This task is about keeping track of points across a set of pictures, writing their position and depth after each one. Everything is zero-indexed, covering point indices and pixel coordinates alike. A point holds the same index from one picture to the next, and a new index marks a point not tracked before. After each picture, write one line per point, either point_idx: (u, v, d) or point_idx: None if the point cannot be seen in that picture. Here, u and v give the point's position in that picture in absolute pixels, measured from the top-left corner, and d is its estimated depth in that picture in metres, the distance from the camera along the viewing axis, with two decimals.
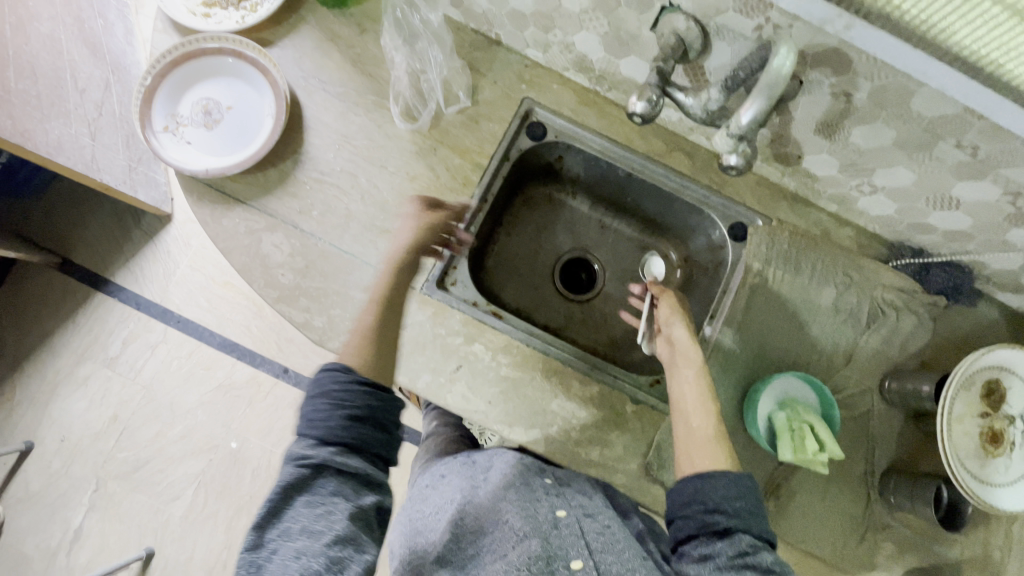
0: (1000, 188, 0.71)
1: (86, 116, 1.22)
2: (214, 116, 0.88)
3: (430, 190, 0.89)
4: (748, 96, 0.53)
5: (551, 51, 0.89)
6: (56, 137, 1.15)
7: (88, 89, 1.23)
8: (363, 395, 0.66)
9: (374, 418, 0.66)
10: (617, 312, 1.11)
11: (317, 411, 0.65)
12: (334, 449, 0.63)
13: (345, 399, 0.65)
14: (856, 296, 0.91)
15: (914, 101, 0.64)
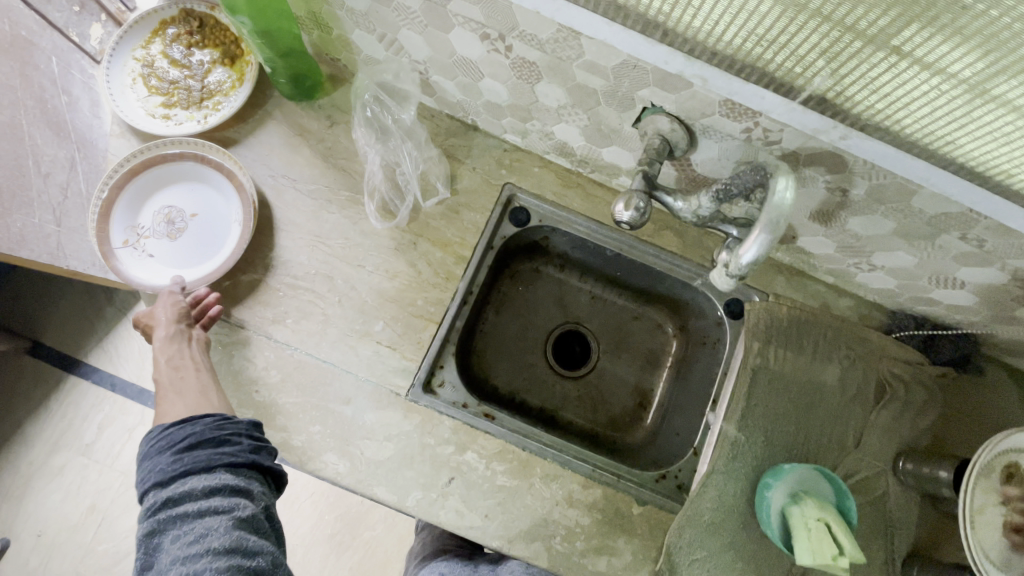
0: (1007, 274, 0.68)
1: (52, 202, 1.05)
2: (178, 224, 0.83)
3: (411, 287, 0.85)
4: (751, 228, 0.48)
5: (529, 137, 0.85)
6: (20, 229, 0.95)
7: (53, 173, 1.06)
8: (181, 429, 0.73)
9: (208, 439, 0.71)
10: (615, 388, 1.05)
11: (150, 466, 0.72)
12: (168, 483, 0.69)
13: (179, 439, 0.72)
14: (862, 372, 0.87)
15: (916, 199, 0.61)
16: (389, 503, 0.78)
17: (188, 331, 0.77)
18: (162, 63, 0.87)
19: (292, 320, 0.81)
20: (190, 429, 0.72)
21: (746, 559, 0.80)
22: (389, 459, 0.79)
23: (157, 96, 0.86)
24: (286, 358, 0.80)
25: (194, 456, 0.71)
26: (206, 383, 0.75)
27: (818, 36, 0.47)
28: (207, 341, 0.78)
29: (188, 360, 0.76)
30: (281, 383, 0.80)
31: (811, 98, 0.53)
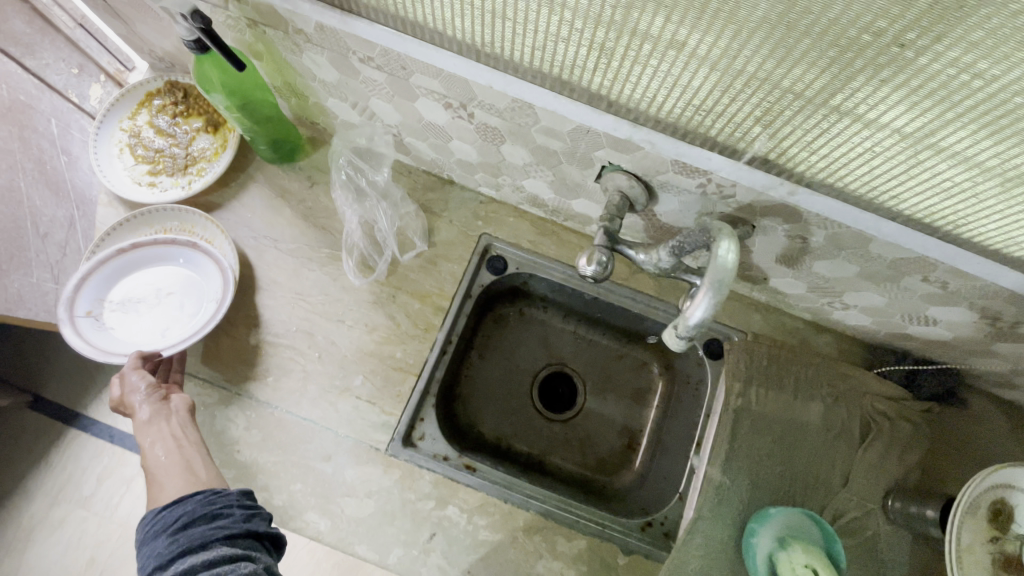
0: (976, 313, 0.68)
1: (51, 261, 0.90)
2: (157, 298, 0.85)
3: (390, 340, 0.86)
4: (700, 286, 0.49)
5: (502, 190, 0.87)
6: (16, 289, 0.84)
7: (54, 230, 0.91)
8: (170, 512, 0.67)
9: (201, 514, 0.66)
10: (602, 429, 1.05)
11: (146, 558, 0.64)
12: (165, 568, 0.62)
13: (168, 521, 0.66)
14: (845, 409, 0.87)
15: (874, 246, 0.62)
16: (371, 561, 0.77)
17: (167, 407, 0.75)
18: (148, 133, 0.91)
19: (273, 378, 0.83)
20: (180, 507, 0.67)
21: None
22: (370, 516, 0.79)
23: (143, 164, 0.90)
24: (267, 417, 0.81)
25: (188, 536, 0.64)
26: (189, 458, 0.72)
27: (751, 106, 0.49)
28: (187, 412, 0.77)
29: (171, 434, 0.73)
30: (262, 442, 0.80)
31: (755, 158, 0.56)
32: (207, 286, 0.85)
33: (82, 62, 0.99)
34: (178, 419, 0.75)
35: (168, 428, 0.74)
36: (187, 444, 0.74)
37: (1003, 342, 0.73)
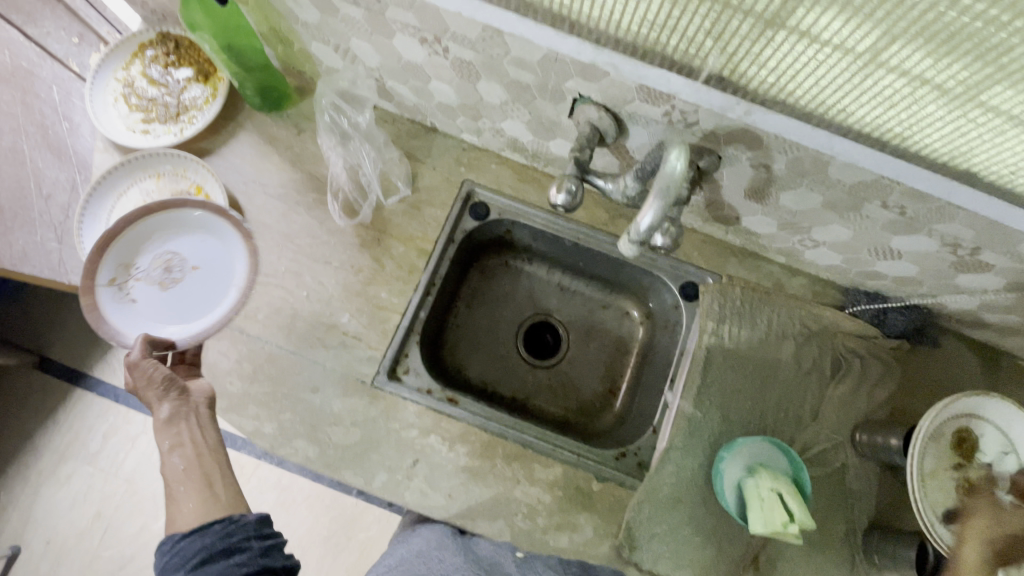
0: (936, 240, 0.70)
1: (54, 222, 1.03)
2: (175, 273, 0.85)
3: (375, 281, 0.89)
4: (649, 199, 0.53)
5: (483, 135, 0.89)
6: (20, 247, 0.98)
7: (56, 194, 1.05)
8: (185, 542, 0.64)
9: (219, 550, 0.63)
10: (585, 375, 1.08)
11: None
12: None
13: (182, 548, 0.64)
14: (817, 347, 0.89)
15: (832, 170, 0.64)
16: (357, 485, 0.82)
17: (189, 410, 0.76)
18: (141, 83, 0.94)
19: (264, 315, 0.87)
20: (196, 536, 0.64)
21: (705, 533, 0.82)
22: (356, 443, 0.83)
23: (137, 113, 0.93)
24: (258, 351, 0.85)
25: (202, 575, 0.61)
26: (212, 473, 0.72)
27: (702, 18, 0.51)
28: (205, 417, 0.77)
29: (189, 441, 0.74)
30: (252, 374, 0.84)
31: (711, 77, 0.58)
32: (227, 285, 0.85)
33: (81, 31, 1.11)
34: (196, 420, 0.76)
35: (188, 430, 0.75)
36: (206, 453, 0.74)
37: (966, 273, 0.75)
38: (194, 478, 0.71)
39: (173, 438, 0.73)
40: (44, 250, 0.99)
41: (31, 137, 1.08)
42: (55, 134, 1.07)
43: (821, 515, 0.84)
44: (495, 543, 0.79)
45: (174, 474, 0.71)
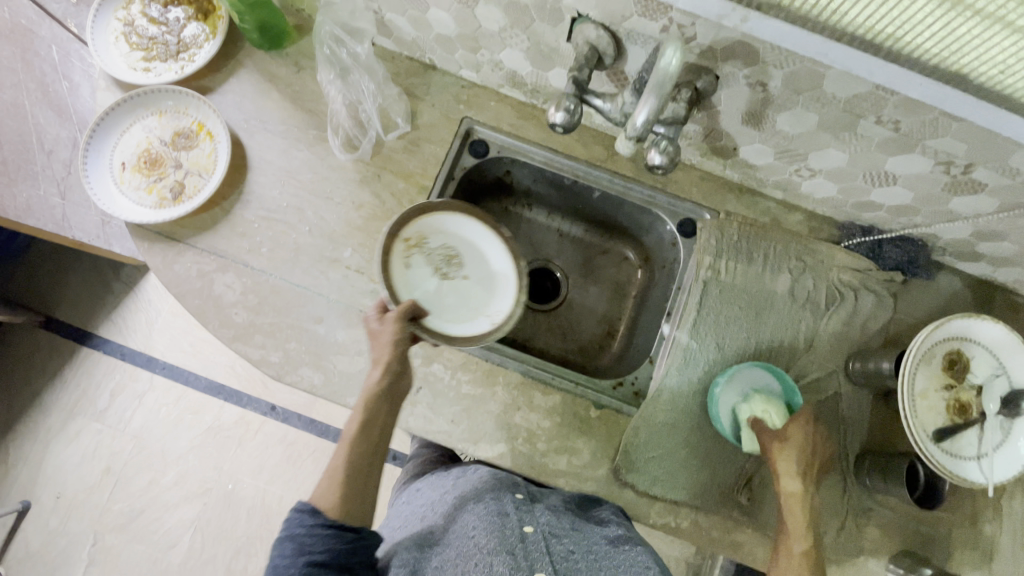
0: (930, 159, 0.71)
1: (56, 177, 1.04)
2: (451, 269, 0.84)
3: (376, 216, 0.90)
4: (643, 97, 0.56)
5: (482, 70, 0.90)
6: (25, 200, 1.01)
7: (59, 150, 1.07)
8: (314, 538, 0.63)
9: (335, 560, 0.62)
10: (585, 318, 1.09)
11: (281, 553, 0.63)
12: None
13: (306, 542, 0.63)
14: (812, 280, 0.91)
15: (827, 84, 0.65)
16: None
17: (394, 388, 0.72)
18: (141, 22, 0.94)
19: (267, 249, 0.88)
20: (325, 537, 0.63)
21: (700, 456, 0.84)
22: (360, 372, 0.85)
23: (137, 51, 0.93)
24: (262, 283, 0.87)
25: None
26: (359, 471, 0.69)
27: None
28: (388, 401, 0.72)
29: (380, 419, 0.71)
30: (258, 306, 0.86)
31: None
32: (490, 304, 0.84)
33: None
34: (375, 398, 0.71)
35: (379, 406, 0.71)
36: (377, 442, 0.71)
37: (960, 195, 0.76)
38: (341, 468, 0.68)
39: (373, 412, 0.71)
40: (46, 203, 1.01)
41: (31, 94, 1.08)
42: (56, 94, 1.09)
43: None
44: (491, 470, 0.84)
45: (346, 452, 0.69)
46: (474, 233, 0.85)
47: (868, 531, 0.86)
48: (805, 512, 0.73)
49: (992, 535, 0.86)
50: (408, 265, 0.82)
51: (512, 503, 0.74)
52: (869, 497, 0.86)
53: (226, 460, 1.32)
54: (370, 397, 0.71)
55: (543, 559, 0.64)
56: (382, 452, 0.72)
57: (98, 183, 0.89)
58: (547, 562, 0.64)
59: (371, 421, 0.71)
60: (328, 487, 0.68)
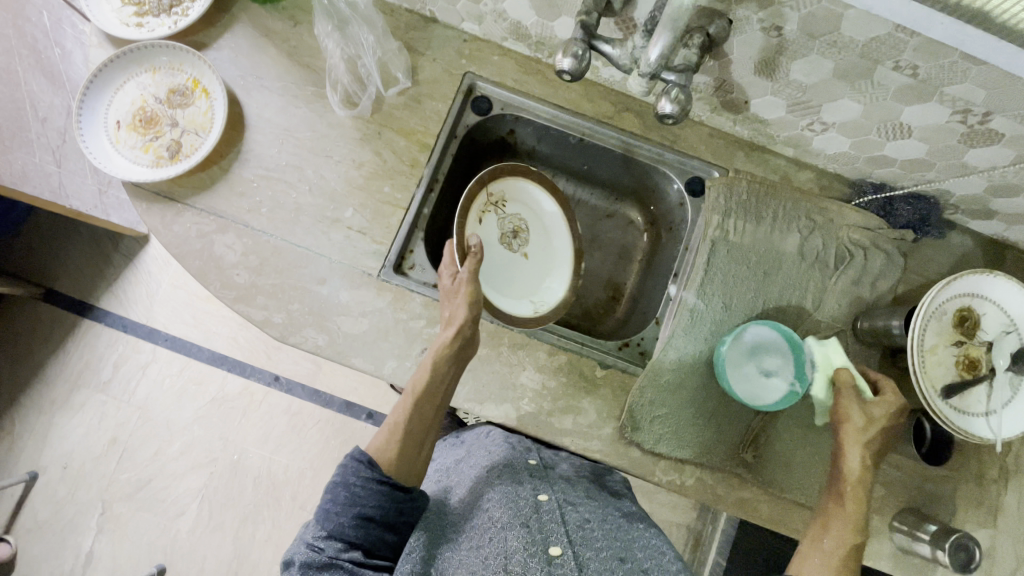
0: (948, 107, 0.68)
1: (52, 146, 0.98)
2: (518, 241, 0.97)
3: (377, 175, 0.88)
4: (657, 31, 0.55)
5: (485, 22, 0.87)
6: (20, 167, 0.95)
7: (53, 117, 0.99)
8: (367, 493, 0.65)
9: (383, 518, 0.65)
10: (591, 282, 1.07)
11: (330, 502, 0.65)
12: (330, 541, 0.63)
13: (359, 494, 0.65)
14: (821, 239, 0.89)
15: (844, 26, 0.62)
16: (367, 371, 0.84)
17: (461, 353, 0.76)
18: None
19: (267, 209, 0.86)
20: (378, 494, 0.65)
21: (707, 415, 0.84)
22: (365, 332, 0.84)
23: (129, 6, 0.90)
24: (263, 244, 0.85)
25: (362, 530, 0.64)
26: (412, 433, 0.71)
27: None
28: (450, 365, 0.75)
29: (444, 381, 0.75)
30: (259, 266, 0.85)
31: None
32: (537, 295, 0.95)
33: None
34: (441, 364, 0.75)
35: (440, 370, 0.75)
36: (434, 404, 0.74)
37: (976, 147, 0.73)
38: (404, 424, 0.71)
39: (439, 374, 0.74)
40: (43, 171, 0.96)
41: (23, 59, 0.98)
42: (48, 61, 0.99)
43: None
44: (504, 434, 0.86)
45: (411, 403, 0.73)
46: (546, 215, 0.98)
47: (873, 489, 0.86)
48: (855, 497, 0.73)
49: (996, 493, 0.86)
50: (482, 216, 0.92)
51: (526, 471, 0.75)
52: (875, 456, 0.86)
53: (230, 429, 1.32)
54: (440, 352, 0.74)
55: (557, 529, 0.65)
56: (438, 416, 0.75)
57: (93, 141, 0.87)
58: (561, 531, 0.64)
59: (434, 386, 0.74)
60: (389, 440, 0.70)
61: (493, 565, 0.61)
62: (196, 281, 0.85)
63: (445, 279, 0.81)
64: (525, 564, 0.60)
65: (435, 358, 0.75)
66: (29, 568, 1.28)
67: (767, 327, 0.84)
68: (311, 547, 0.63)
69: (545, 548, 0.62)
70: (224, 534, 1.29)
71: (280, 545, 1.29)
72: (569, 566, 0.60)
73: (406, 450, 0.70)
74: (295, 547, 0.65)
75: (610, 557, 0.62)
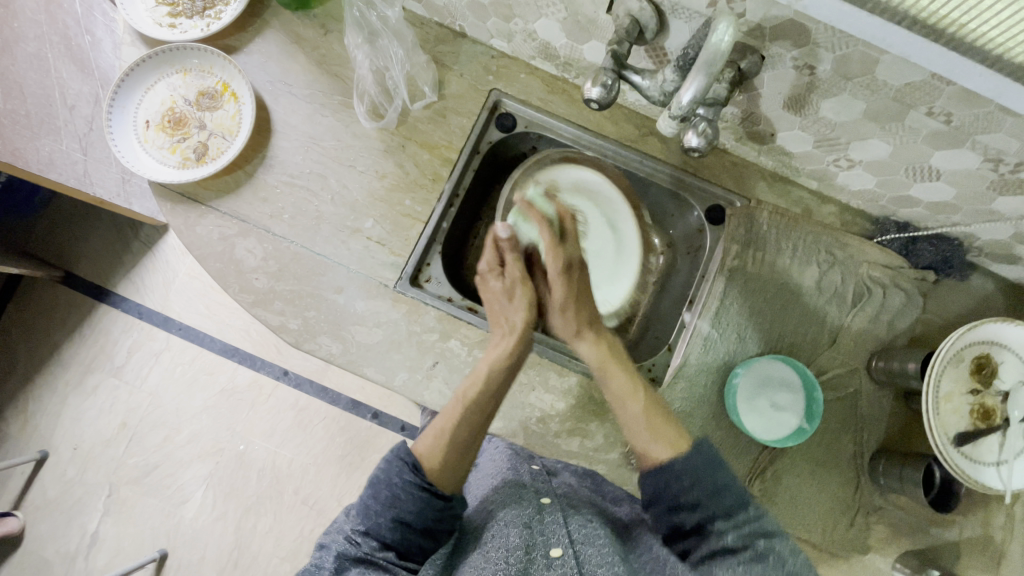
0: (979, 155, 0.67)
1: (79, 133, 0.96)
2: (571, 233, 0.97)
3: (399, 188, 0.89)
4: (690, 73, 0.56)
5: (514, 40, 0.87)
6: (48, 154, 0.94)
7: (80, 105, 0.97)
8: (407, 497, 0.63)
9: (420, 523, 0.63)
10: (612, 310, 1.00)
11: (370, 499, 0.64)
12: (367, 539, 0.61)
13: (398, 498, 0.63)
14: (841, 275, 0.88)
15: (879, 70, 0.62)
16: (378, 382, 0.85)
17: (512, 356, 0.78)
18: None
19: (288, 215, 0.88)
20: (418, 501, 0.63)
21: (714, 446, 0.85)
22: (378, 343, 0.85)
23: (163, 6, 0.92)
24: (283, 250, 0.87)
25: (400, 534, 0.62)
26: (456, 444, 0.69)
27: None
28: (508, 371, 0.77)
29: (497, 391, 0.76)
30: (278, 272, 0.86)
31: None
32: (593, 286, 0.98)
33: None
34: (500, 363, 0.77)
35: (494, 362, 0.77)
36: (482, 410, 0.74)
37: (1006, 194, 0.72)
38: (451, 430, 0.70)
39: (497, 370, 0.76)
40: (69, 159, 0.94)
41: (55, 47, 0.98)
42: (79, 48, 0.98)
43: (827, 436, 0.86)
44: (508, 441, 0.83)
45: (460, 409, 0.73)
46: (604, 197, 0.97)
47: (877, 529, 0.86)
48: (624, 372, 0.78)
49: (1003, 542, 0.85)
50: (535, 207, 0.93)
51: (529, 474, 0.74)
52: (881, 497, 0.86)
53: (237, 420, 1.33)
54: (497, 360, 0.77)
55: (559, 529, 0.64)
56: (484, 427, 0.73)
57: (121, 139, 0.89)
58: (562, 531, 0.63)
59: (485, 395, 0.75)
60: (434, 445, 0.69)
61: (495, 557, 0.60)
62: (216, 282, 0.87)
63: (495, 281, 0.83)
64: (527, 559, 0.59)
65: (489, 364, 0.76)
66: (33, 544, 1.31)
67: (781, 363, 0.85)
68: (349, 541, 0.61)
69: (545, 550, 0.61)
70: (226, 524, 1.30)
71: (279, 539, 1.30)
72: (569, 565, 0.59)
73: (454, 455, 0.68)
74: (333, 537, 0.63)
75: (611, 554, 0.61)
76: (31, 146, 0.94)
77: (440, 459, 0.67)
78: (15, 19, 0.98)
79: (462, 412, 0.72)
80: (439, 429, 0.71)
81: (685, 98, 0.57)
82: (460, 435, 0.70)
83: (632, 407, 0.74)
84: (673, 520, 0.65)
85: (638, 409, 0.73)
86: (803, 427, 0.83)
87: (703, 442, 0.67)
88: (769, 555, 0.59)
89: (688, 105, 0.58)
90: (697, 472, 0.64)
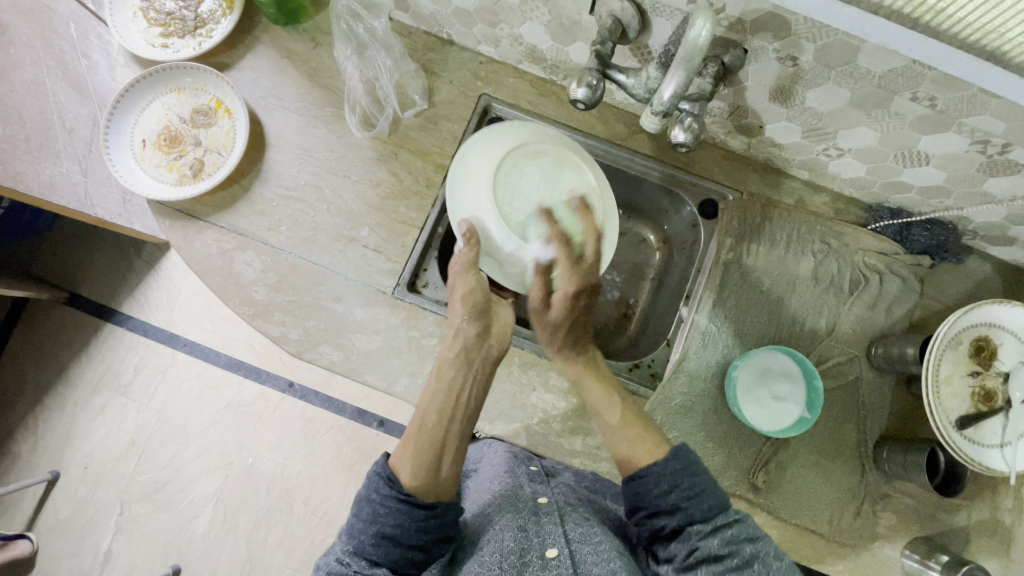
0: (966, 137, 0.68)
1: (78, 154, 0.97)
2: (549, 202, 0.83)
3: (393, 195, 0.90)
4: (670, 70, 0.57)
5: (501, 44, 0.88)
6: (49, 178, 0.96)
7: (79, 127, 0.98)
8: (386, 511, 0.63)
9: (405, 536, 0.62)
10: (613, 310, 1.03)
11: (356, 519, 0.64)
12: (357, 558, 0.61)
13: (379, 511, 0.63)
14: (836, 263, 0.89)
15: (860, 58, 0.62)
16: (380, 388, 0.86)
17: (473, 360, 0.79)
18: None
19: (285, 227, 0.89)
20: (397, 513, 0.63)
21: (717, 439, 0.85)
22: (378, 349, 0.86)
23: (155, 27, 0.93)
24: (281, 262, 0.88)
25: (387, 550, 0.61)
26: (417, 443, 0.70)
27: None
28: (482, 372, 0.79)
29: (455, 388, 0.77)
30: (278, 284, 0.88)
31: None
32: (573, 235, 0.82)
33: None
34: (450, 364, 0.78)
35: (456, 372, 0.78)
36: (450, 416, 0.75)
37: (996, 175, 0.72)
38: (413, 437, 0.71)
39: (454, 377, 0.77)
40: (69, 181, 0.96)
41: (51, 71, 0.99)
42: (75, 72, 0.99)
43: (832, 425, 0.86)
44: (506, 444, 0.84)
45: (419, 418, 0.74)
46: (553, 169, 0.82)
47: (885, 517, 0.85)
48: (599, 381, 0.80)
49: (1011, 524, 0.85)
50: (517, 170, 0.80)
51: (526, 476, 0.74)
52: (887, 484, 0.86)
53: (244, 433, 1.33)
54: (446, 359, 0.78)
55: (554, 529, 0.64)
56: (449, 432, 0.73)
57: (118, 160, 0.90)
58: (559, 532, 0.63)
59: (444, 398, 0.76)
60: (404, 451, 0.70)
61: (491, 562, 0.60)
62: (215, 296, 0.88)
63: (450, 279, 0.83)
64: (522, 562, 0.60)
65: (438, 372, 0.78)
66: (47, 565, 1.32)
67: (780, 353, 0.85)
68: (338, 561, 0.61)
69: (541, 551, 0.61)
70: (237, 537, 1.31)
71: (291, 550, 1.31)
72: (565, 565, 0.59)
73: (423, 459, 0.68)
74: (326, 558, 0.64)
75: (609, 549, 0.62)
76: (31, 169, 0.96)
77: (414, 462, 0.68)
78: (11, 45, 1.00)
79: (422, 422, 0.73)
80: (406, 440, 0.72)
81: (668, 94, 0.58)
82: (426, 441, 0.71)
83: (608, 415, 0.76)
84: (651, 524, 0.65)
85: (613, 420, 0.75)
86: (804, 416, 0.82)
87: (680, 450, 0.67)
88: (755, 564, 0.59)
89: (671, 99, 0.58)
90: (674, 476, 0.65)
